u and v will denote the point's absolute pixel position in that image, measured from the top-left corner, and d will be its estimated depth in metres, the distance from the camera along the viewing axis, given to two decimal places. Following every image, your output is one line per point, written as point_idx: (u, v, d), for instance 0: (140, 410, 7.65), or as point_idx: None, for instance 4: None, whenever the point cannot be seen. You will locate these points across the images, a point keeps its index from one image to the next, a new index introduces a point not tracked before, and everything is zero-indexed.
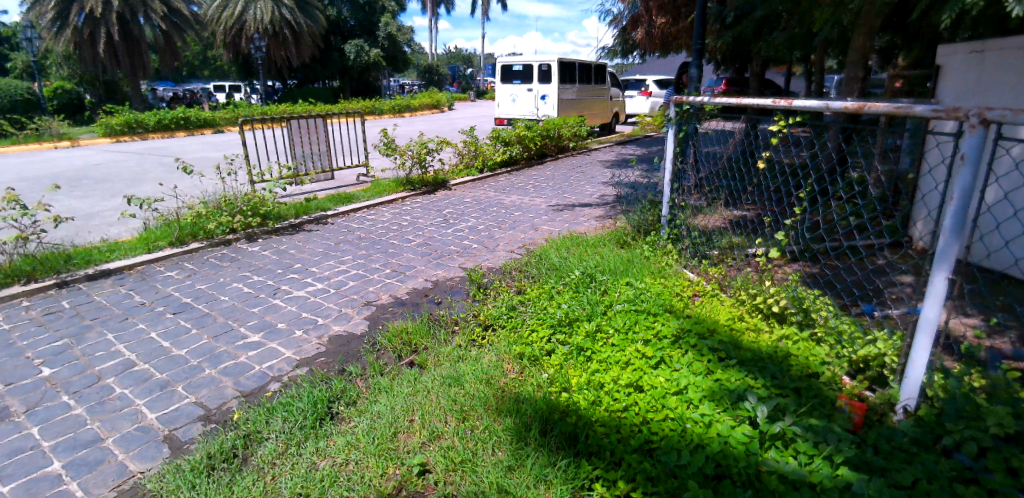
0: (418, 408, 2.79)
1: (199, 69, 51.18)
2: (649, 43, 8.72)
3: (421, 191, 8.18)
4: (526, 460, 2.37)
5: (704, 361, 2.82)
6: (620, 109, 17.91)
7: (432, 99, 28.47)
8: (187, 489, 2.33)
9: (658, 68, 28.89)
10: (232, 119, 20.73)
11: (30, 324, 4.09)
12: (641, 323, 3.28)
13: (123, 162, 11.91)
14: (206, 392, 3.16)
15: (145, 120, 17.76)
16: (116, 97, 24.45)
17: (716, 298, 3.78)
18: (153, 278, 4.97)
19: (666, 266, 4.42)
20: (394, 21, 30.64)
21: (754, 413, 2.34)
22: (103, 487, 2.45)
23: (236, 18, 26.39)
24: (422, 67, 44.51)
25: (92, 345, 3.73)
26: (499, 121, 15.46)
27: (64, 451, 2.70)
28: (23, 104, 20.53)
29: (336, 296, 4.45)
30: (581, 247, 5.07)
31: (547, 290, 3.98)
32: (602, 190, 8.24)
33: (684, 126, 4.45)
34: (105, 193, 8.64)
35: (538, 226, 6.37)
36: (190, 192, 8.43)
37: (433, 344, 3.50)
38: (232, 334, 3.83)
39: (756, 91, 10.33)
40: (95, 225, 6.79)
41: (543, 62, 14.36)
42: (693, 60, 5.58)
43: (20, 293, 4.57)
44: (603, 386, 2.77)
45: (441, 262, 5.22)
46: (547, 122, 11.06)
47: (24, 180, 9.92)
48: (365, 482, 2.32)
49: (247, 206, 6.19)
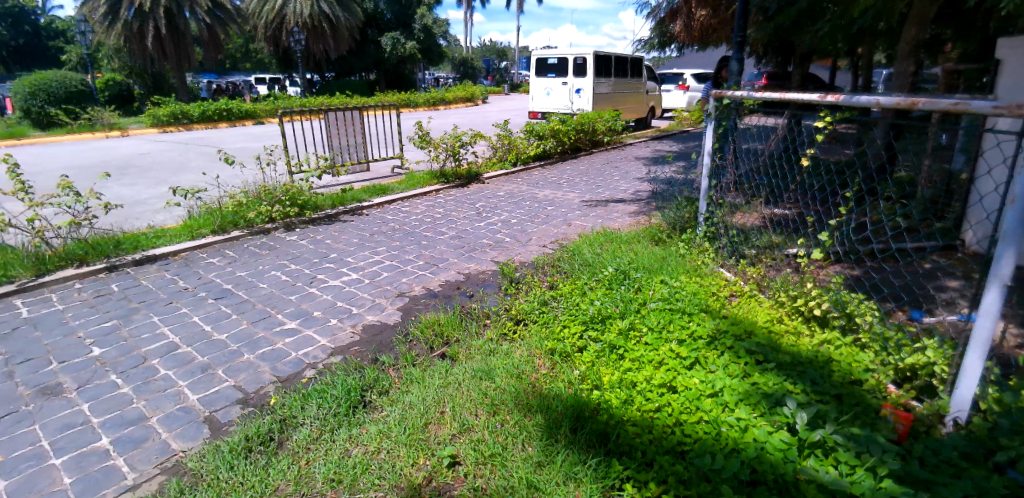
0: (449, 400, 2.81)
1: (239, 62, 52.61)
2: (687, 36, 8.35)
3: (454, 184, 8.20)
4: (555, 457, 2.35)
5: (741, 364, 2.75)
6: (656, 104, 17.60)
7: (467, 92, 28.58)
8: (225, 470, 2.41)
9: (695, 62, 28.32)
10: (272, 110, 21.23)
11: (81, 305, 4.29)
12: (675, 323, 3.21)
13: (168, 152, 12.33)
14: (245, 376, 3.25)
15: (190, 112, 18.35)
16: (162, 89, 25.13)
17: (754, 299, 3.69)
18: (196, 264, 5.14)
19: (702, 265, 4.33)
20: (429, 13, 30.89)
21: (793, 419, 2.27)
22: (147, 464, 2.55)
23: (276, 12, 26.99)
24: (456, 60, 44.89)
25: (139, 327, 3.89)
26: (533, 114, 15.46)
27: (111, 427, 2.82)
28: (80, 97, 20.08)
29: (370, 286, 4.51)
30: (615, 244, 5.01)
31: (580, 286, 3.94)
32: (636, 186, 8.10)
33: (724, 120, 4.35)
34: (151, 181, 8.95)
35: (570, 222, 6.32)
36: (231, 182, 8.65)
37: (465, 336, 3.52)
38: (269, 321, 3.93)
39: (797, 85, 9.99)
40: (142, 212, 7.05)
41: (578, 56, 14.22)
42: (733, 53, 5.41)
43: (73, 276, 4.79)
44: (635, 385, 2.73)
45: (473, 255, 5.24)
46: (582, 116, 10.96)
47: (77, 167, 10.39)
48: (396, 471, 2.35)
49: (286, 196, 6.32)
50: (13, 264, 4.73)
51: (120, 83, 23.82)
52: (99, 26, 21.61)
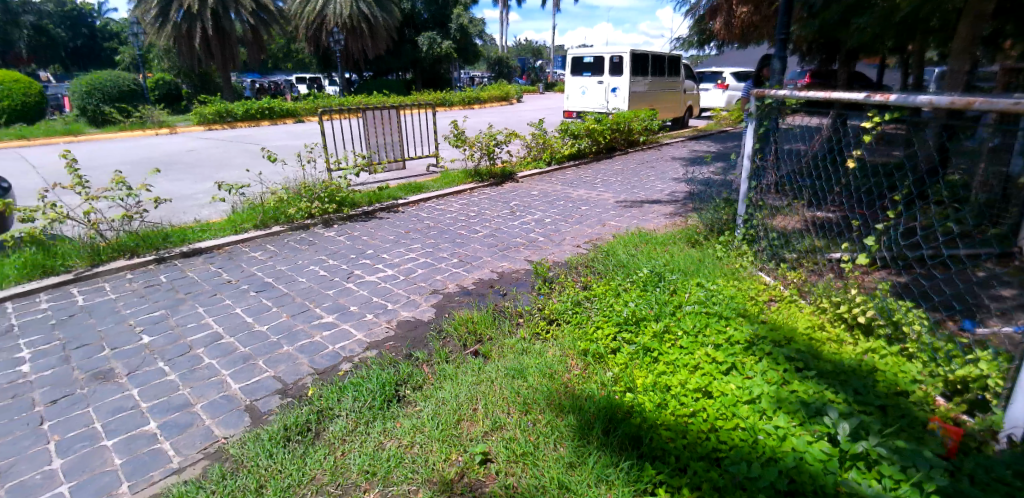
0: (481, 398, 2.83)
1: (282, 63, 54.06)
2: (727, 34, 8.17)
3: (488, 182, 8.24)
4: (587, 458, 2.34)
5: (779, 371, 2.68)
6: (694, 103, 17.28)
7: (502, 91, 28.66)
8: (264, 457, 2.49)
9: (734, 60, 27.74)
10: (312, 109, 21.74)
11: (132, 295, 4.49)
12: (711, 326, 3.15)
13: (213, 149, 12.76)
14: (285, 367, 3.35)
15: (234, 110, 18.94)
16: (208, 88, 26.04)
17: (794, 305, 3.59)
18: (239, 258, 5.30)
19: (740, 269, 4.25)
20: (465, 13, 31.13)
21: (834, 429, 2.20)
22: (191, 449, 2.66)
23: (317, 13, 27.61)
24: (492, 59, 45.08)
25: (185, 317, 4.05)
26: (567, 113, 15.39)
27: (159, 412, 2.95)
28: (131, 95, 20.78)
29: (405, 283, 4.58)
30: (650, 245, 4.96)
31: (614, 287, 3.90)
32: (673, 187, 7.99)
33: (765, 120, 4.25)
34: (197, 177, 9.28)
35: (605, 222, 6.27)
36: (273, 178, 8.90)
37: (497, 335, 3.54)
38: (308, 314, 4.04)
39: (843, 84, 9.67)
40: (188, 206, 7.32)
41: (614, 54, 14.08)
42: (775, 51, 5.27)
43: (124, 267, 5.02)
44: (670, 389, 2.69)
45: (506, 254, 5.25)
46: (617, 115, 10.85)
47: (128, 163, 10.86)
48: (428, 465, 2.38)
49: (325, 193, 6.46)
50: (70, 254, 4.98)
51: (169, 83, 24.76)
52: (150, 27, 22.52)
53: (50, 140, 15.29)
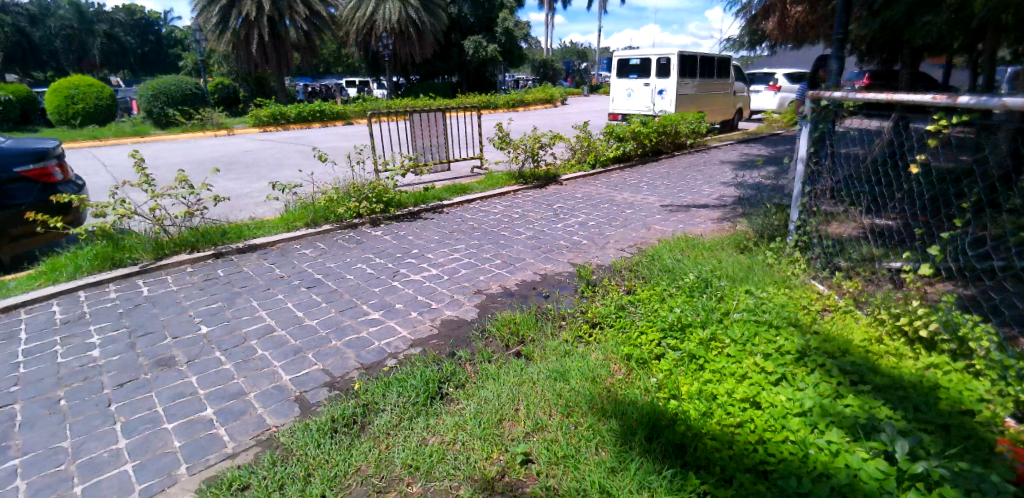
0: (524, 398, 2.84)
1: (333, 67, 55.74)
2: (780, 34, 7.93)
3: (532, 185, 8.27)
4: (629, 464, 2.31)
5: (833, 384, 2.58)
6: (744, 105, 16.79)
7: (546, 94, 28.66)
8: (313, 447, 2.58)
9: (788, 61, 26.85)
10: (361, 111, 22.32)
11: (193, 287, 4.73)
12: (761, 336, 3.06)
13: (268, 150, 13.29)
14: (332, 360, 3.45)
15: (287, 113, 19.66)
16: (264, 92, 27.18)
17: (849, 315, 3.45)
18: (291, 255, 5.51)
19: (791, 276, 4.11)
20: (511, 16, 31.33)
21: (891, 447, 2.10)
22: (245, 435, 2.78)
23: (367, 18, 28.36)
24: (537, 62, 45.17)
25: (240, 310, 4.24)
26: (613, 116, 15.24)
27: (215, 399, 3.09)
28: (193, 98, 21.90)
29: (449, 282, 4.65)
30: (696, 250, 4.86)
31: (659, 292, 3.84)
32: (721, 191, 7.79)
33: (820, 124, 4.11)
34: (253, 177, 9.69)
35: (650, 226, 6.18)
36: (324, 178, 9.20)
37: (540, 336, 3.54)
38: (355, 310, 4.15)
39: (904, 84, 9.22)
40: (245, 204, 7.66)
41: (661, 56, 13.87)
42: (832, 51, 5.08)
43: (186, 261, 5.30)
44: (716, 398, 2.63)
45: (550, 256, 5.25)
46: (664, 118, 10.68)
47: (190, 163, 11.45)
48: (470, 463, 2.41)
49: (373, 193, 6.64)
50: (137, 247, 5.28)
51: (228, 86, 25.90)
52: (211, 34, 23.66)
53: (120, 141, 16.25)
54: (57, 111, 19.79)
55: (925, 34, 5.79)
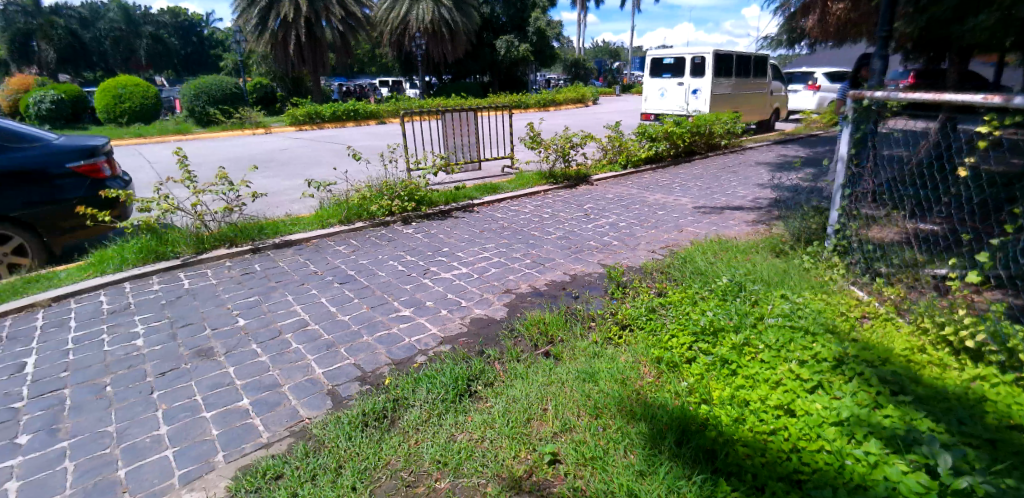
0: (552, 398, 2.84)
1: (367, 67, 56.63)
2: (820, 32, 7.71)
3: (563, 185, 8.24)
4: (658, 468, 2.29)
5: (872, 393, 2.50)
6: (781, 105, 16.38)
7: (577, 93, 28.51)
8: (345, 439, 2.64)
9: (827, 60, 26.14)
10: (394, 111, 22.61)
11: (231, 281, 4.88)
12: (796, 342, 2.99)
13: (303, 148, 13.59)
14: (364, 355, 3.52)
15: (322, 112, 20.05)
16: (301, 92, 27.80)
17: (890, 323, 3.34)
18: (324, 251, 5.62)
19: (829, 282, 4.00)
20: (543, 15, 31.29)
21: (933, 460, 2.02)
22: (279, 425, 2.86)
23: (401, 18, 28.70)
24: (569, 61, 45.00)
25: (276, 304, 4.35)
26: (645, 116, 15.06)
27: (251, 390, 3.18)
28: (233, 97, 22.55)
29: (479, 281, 4.67)
30: (730, 253, 4.77)
31: (691, 295, 3.78)
32: (757, 193, 7.62)
33: (863, 125, 3.98)
34: (289, 174, 9.92)
35: (682, 228, 6.08)
36: (357, 177, 9.36)
37: (569, 337, 3.53)
38: (386, 307, 4.22)
39: (953, 84, 8.85)
40: (281, 201, 7.85)
41: (696, 55, 13.64)
42: (875, 50, 4.91)
43: (224, 255, 5.47)
44: (748, 404, 2.58)
45: (579, 256, 5.23)
46: (698, 118, 10.50)
47: (229, 160, 11.79)
48: (498, 461, 2.42)
49: (405, 192, 6.72)
50: (179, 241, 5.47)
51: (266, 86, 26.57)
52: (251, 35, 24.30)
53: (163, 139, 16.84)
54: (105, 110, 20.64)
55: (975, 32, 5.55)
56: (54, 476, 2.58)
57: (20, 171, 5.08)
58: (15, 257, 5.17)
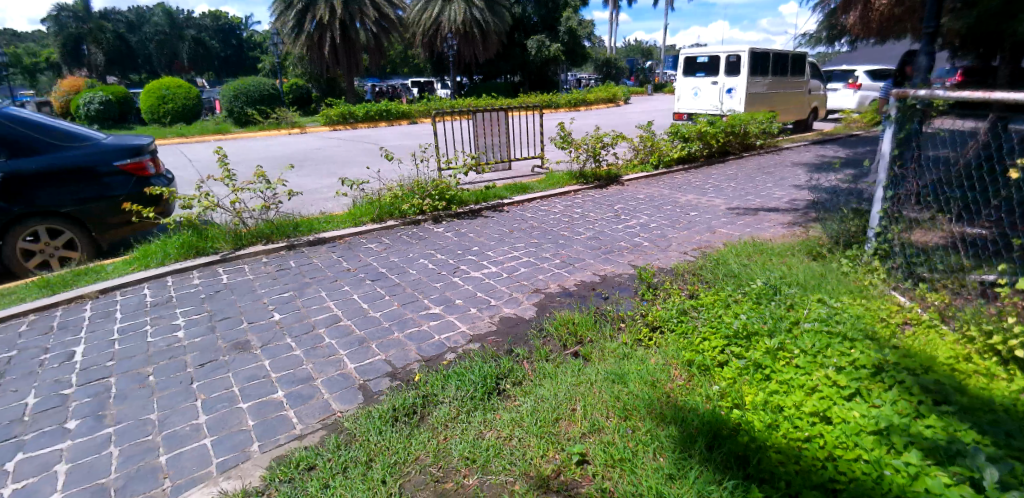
0: (580, 399, 2.83)
1: (399, 68, 57.38)
2: (861, 30, 7.47)
3: (593, 185, 8.21)
4: (688, 472, 2.26)
5: (913, 402, 2.41)
6: (820, 104, 15.93)
7: (609, 93, 28.29)
8: (375, 433, 2.69)
9: (869, 58, 25.34)
10: (425, 111, 22.85)
11: (267, 276, 5.02)
12: (834, 348, 2.90)
13: (338, 148, 13.87)
14: (394, 352, 3.57)
15: (356, 112, 20.40)
16: (335, 93, 28.36)
17: (934, 330, 3.21)
18: (357, 249, 5.72)
19: (869, 286, 3.88)
20: (575, 15, 31.20)
21: (979, 474, 1.94)
22: (312, 418, 2.92)
23: (433, 19, 28.98)
24: (600, 61, 44.71)
25: (310, 299, 4.45)
26: (678, 116, 14.85)
27: (285, 383, 3.27)
28: (270, 98, 23.16)
29: (508, 280, 4.69)
30: (765, 255, 4.67)
31: (723, 297, 3.71)
32: (793, 194, 7.44)
33: (906, 124, 3.85)
34: (324, 173, 10.14)
35: (714, 229, 5.98)
36: (389, 176, 9.51)
37: (599, 338, 3.52)
38: (416, 304, 4.27)
39: (1005, 82, 8.46)
40: (315, 200, 8.02)
41: (731, 53, 13.39)
42: (921, 47, 4.73)
43: (261, 252, 5.62)
44: (782, 410, 2.52)
45: (609, 257, 5.20)
46: (733, 117, 10.30)
47: (266, 159, 12.13)
48: (526, 459, 2.43)
49: (435, 191, 6.80)
50: (219, 237, 5.65)
51: (302, 87, 27.20)
52: (287, 37, 24.90)
53: (204, 138, 17.42)
54: (150, 111, 21.46)
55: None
56: (100, 460, 2.69)
57: (70, 169, 5.32)
58: (65, 250, 5.48)
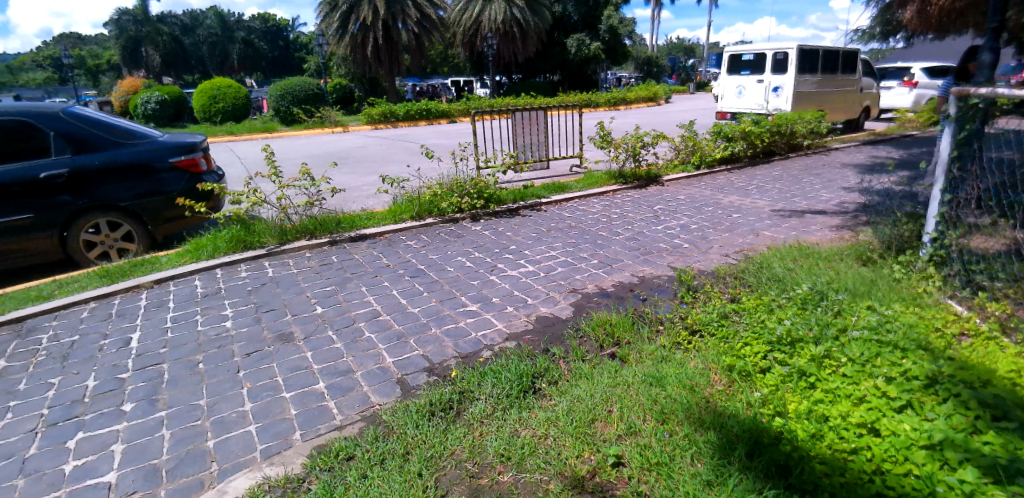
0: (616, 400, 2.81)
1: (440, 68, 58.02)
2: (919, 25, 7.13)
3: (633, 185, 8.12)
4: (727, 479, 2.21)
5: (970, 418, 2.29)
6: (873, 103, 15.28)
7: (649, 91, 27.86)
8: (412, 427, 2.73)
9: (927, 54, 24.12)
10: (465, 110, 23.03)
11: (310, 271, 5.17)
12: (883, 357, 2.78)
13: (379, 146, 14.14)
14: (432, 347, 3.63)
15: (397, 111, 20.75)
16: (377, 92, 28.94)
17: (994, 343, 3.04)
18: (397, 245, 5.83)
19: (923, 294, 3.71)
20: (616, 13, 30.87)
21: None
22: (352, 409, 3.00)
23: (473, 19, 29.18)
24: (641, 59, 44.09)
25: (350, 294, 4.56)
26: (721, 115, 14.51)
27: (327, 374, 3.36)
28: (315, 97, 23.79)
29: (545, 279, 4.69)
30: (811, 259, 4.52)
31: (767, 302, 3.61)
32: (842, 197, 7.16)
33: (967, 124, 3.66)
34: (366, 171, 10.37)
35: (758, 232, 5.83)
36: (429, 174, 9.64)
37: (636, 340, 3.48)
38: (454, 301, 4.32)
39: None
40: (357, 197, 8.21)
41: (778, 51, 13.00)
42: (985, 42, 4.48)
43: (305, 247, 5.79)
44: (828, 420, 2.44)
45: (648, 259, 5.13)
46: (779, 117, 10.00)
47: (311, 157, 12.48)
48: (560, 459, 2.43)
49: (474, 189, 6.86)
50: (265, 232, 5.85)
51: (345, 86, 27.85)
52: (332, 38, 25.53)
53: (252, 136, 18.04)
54: (202, 110, 22.38)
55: None
56: (153, 442, 2.83)
57: (128, 165, 5.60)
58: (124, 242, 5.76)
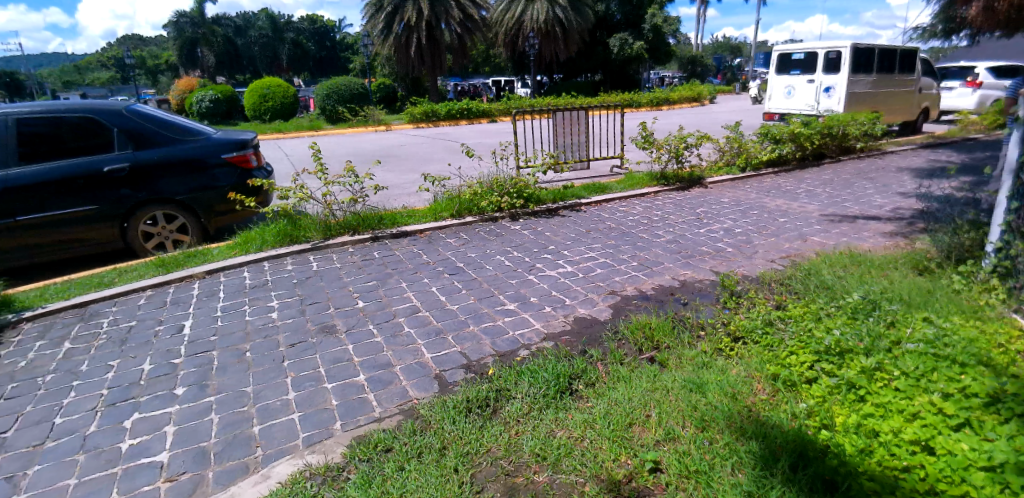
0: (655, 405, 2.77)
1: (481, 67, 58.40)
2: (985, 22, 6.75)
3: (674, 187, 7.98)
4: (769, 491, 2.15)
5: None
6: (933, 104, 14.55)
7: (693, 91, 27.30)
8: (450, 422, 2.77)
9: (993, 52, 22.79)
10: (505, 109, 23.12)
11: (353, 266, 5.30)
12: (940, 371, 2.64)
13: (420, 145, 14.35)
14: (470, 344, 3.66)
15: (438, 110, 21.00)
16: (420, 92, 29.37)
17: None
18: (436, 243, 5.90)
19: (985, 307, 3.50)
20: (660, 12, 30.39)
21: None
22: (391, 402, 3.06)
23: (515, 19, 29.27)
24: (685, 58, 43.25)
25: (391, 290, 4.65)
26: (769, 116, 14.09)
27: (367, 367, 3.44)
28: (360, 96, 24.34)
29: (584, 280, 4.67)
30: (862, 267, 4.35)
31: (814, 310, 3.49)
32: (898, 202, 6.85)
33: None
34: (407, 169, 10.53)
35: (806, 237, 5.64)
36: (469, 173, 9.72)
37: (676, 344, 3.42)
38: (492, 300, 4.35)
39: None
40: (399, 194, 8.35)
41: (830, 49, 12.52)
42: None
43: (348, 242, 5.93)
44: (878, 435, 2.36)
45: (690, 262, 5.03)
46: (830, 118, 9.63)
47: (355, 155, 12.77)
48: (596, 462, 2.41)
49: (513, 189, 6.89)
50: (311, 227, 6.02)
51: (389, 86, 28.36)
52: (377, 39, 26.05)
53: (299, 134, 18.60)
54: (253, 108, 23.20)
55: None
56: (203, 425, 2.96)
57: (183, 160, 5.87)
58: (178, 234, 6.04)
